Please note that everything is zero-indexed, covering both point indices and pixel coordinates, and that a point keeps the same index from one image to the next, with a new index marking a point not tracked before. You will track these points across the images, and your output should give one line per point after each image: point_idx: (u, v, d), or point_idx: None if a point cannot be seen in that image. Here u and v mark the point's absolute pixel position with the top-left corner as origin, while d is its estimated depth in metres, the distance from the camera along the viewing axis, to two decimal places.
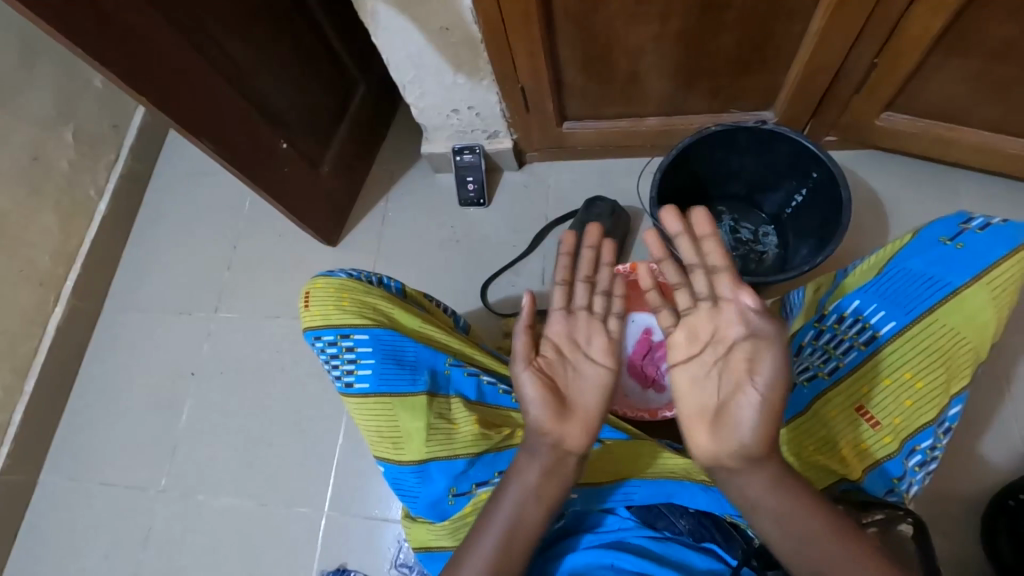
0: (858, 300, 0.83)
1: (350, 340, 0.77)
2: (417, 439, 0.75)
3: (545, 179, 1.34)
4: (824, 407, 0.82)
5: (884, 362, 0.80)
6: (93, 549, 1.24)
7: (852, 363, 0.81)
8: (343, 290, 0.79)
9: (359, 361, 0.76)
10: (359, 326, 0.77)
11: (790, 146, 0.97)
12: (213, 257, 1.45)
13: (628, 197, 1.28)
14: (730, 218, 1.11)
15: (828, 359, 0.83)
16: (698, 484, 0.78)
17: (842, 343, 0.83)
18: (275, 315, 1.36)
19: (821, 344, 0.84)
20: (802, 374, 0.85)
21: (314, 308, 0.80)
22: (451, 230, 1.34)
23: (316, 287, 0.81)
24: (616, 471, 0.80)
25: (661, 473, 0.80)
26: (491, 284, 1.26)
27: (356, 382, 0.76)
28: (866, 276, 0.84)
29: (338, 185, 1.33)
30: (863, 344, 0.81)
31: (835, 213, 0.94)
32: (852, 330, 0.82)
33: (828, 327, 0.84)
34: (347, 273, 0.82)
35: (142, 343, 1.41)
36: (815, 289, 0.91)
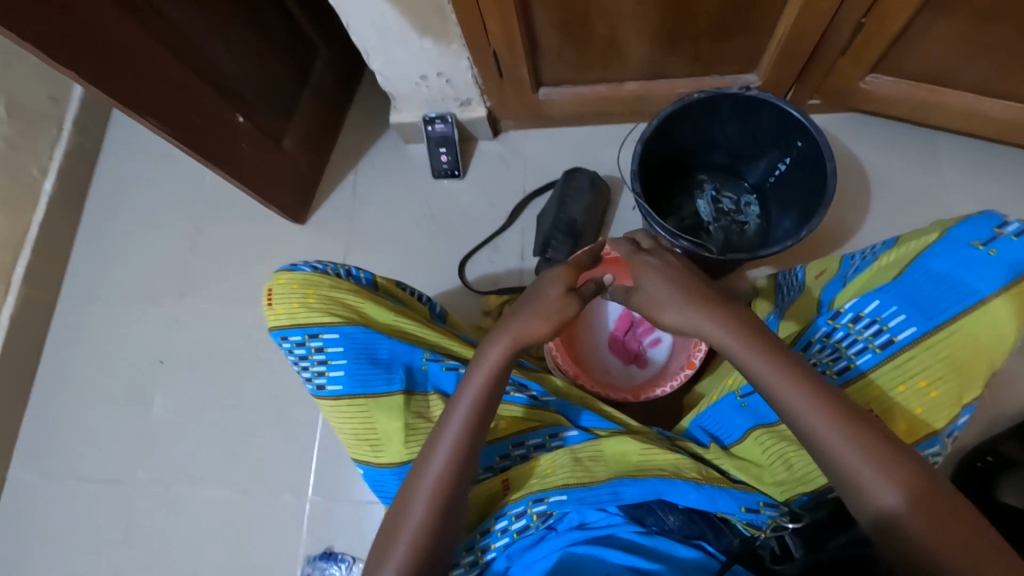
0: (878, 300, 0.77)
1: (318, 339, 0.72)
2: (394, 441, 0.71)
3: (521, 148, 1.28)
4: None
5: (901, 366, 0.75)
6: (71, 543, 1.21)
7: (865, 365, 0.76)
8: (309, 286, 0.74)
9: (330, 361, 0.71)
10: (327, 325, 0.72)
11: (779, 117, 0.93)
12: (174, 238, 1.37)
13: (608, 167, 1.23)
14: (712, 188, 1.08)
15: (838, 358, 0.78)
16: (689, 482, 0.73)
17: (856, 344, 0.77)
18: (246, 298, 1.31)
19: (830, 341, 0.79)
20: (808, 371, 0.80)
21: (279, 305, 0.75)
22: (426, 205, 1.29)
23: (280, 283, 0.76)
24: (604, 470, 0.75)
25: (650, 471, 0.74)
26: (468, 261, 1.23)
27: (328, 384, 0.72)
28: (886, 274, 0.78)
29: (302, 160, 1.25)
30: (879, 347, 0.76)
31: (817, 186, 0.91)
32: (868, 330, 0.77)
33: (842, 325, 0.79)
34: (311, 267, 0.76)
35: (105, 331, 1.34)
36: (815, 275, 0.87)
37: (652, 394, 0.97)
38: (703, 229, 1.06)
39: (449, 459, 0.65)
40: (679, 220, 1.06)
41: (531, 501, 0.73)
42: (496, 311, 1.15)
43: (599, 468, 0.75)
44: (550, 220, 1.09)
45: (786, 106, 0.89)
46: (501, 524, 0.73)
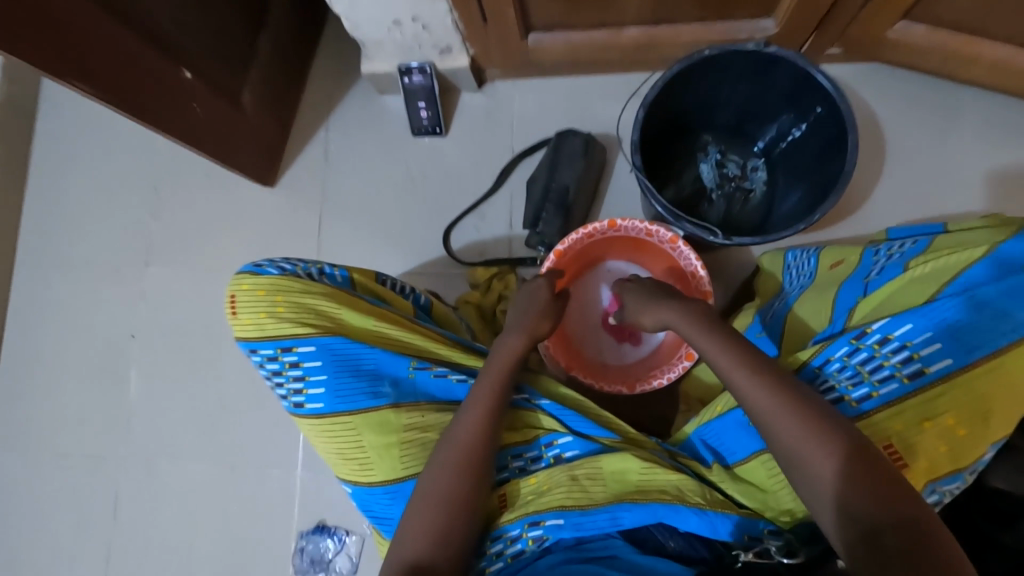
0: (910, 324, 0.64)
1: (292, 353, 0.62)
2: (387, 458, 0.63)
3: (507, 101, 1.16)
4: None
5: (930, 401, 0.62)
6: (60, 517, 1.20)
7: (891, 395, 0.63)
8: (277, 291, 0.64)
9: (307, 376, 0.62)
10: (302, 337, 0.61)
11: (795, 76, 0.83)
12: (133, 201, 1.27)
13: (604, 123, 1.12)
14: (716, 151, 0.99)
15: (859, 383, 0.65)
16: (692, 507, 0.59)
17: (881, 370, 0.65)
18: (216, 268, 1.23)
19: (851, 362, 0.66)
20: (827, 393, 0.66)
21: (245, 314, 0.68)
22: (404, 166, 1.18)
23: (246, 290, 0.69)
24: (601, 490, 0.61)
25: (651, 491, 0.60)
26: (452, 229, 1.14)
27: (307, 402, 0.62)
28: (915, 297, 0.68)
29: (264, 116, 1.13)
30: (907, 377, 0.64)
31: (832, 158, 0.83)
32: (896, 356, 0.65)
33: (867, 346, 0.66)
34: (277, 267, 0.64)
35: (68, 303, 1.27)
36: (830, 265, 0.79)
37: (647, 386, 0.87)
38: (705, 196, 0.98)
39: (437, 483, 0.60)
40: (680, 187, 0.98)
41: (526, 525, 0.61)
42: (484, 284, 1.08)
43: (595, 488, 0.62)
44: (540, 186, 1.01)
45: (806, 68, 0.79)
46: (498, 547, 0.61)
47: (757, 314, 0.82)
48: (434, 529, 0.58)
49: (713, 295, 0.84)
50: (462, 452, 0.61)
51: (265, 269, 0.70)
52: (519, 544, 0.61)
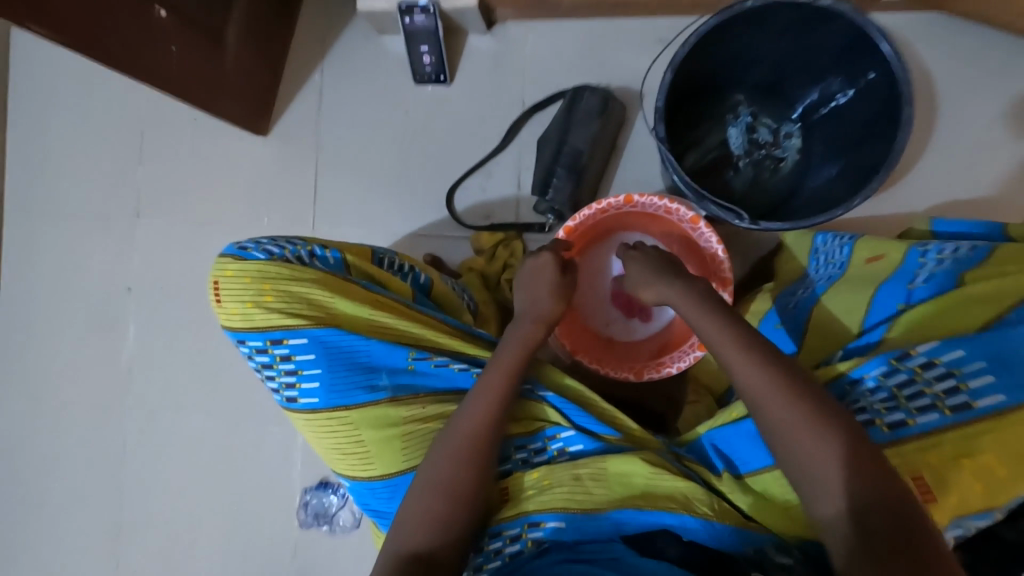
0: (961, 350, 0.57)
1: (282, 346, 0.56)
2: (387, 452, 0.60)
3: (519, 46, 1.05)
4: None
5: (970, 435, 0.55)
6: (71, 462, 1.23)
7: (927, 424, 0.56)
8: (262, 278, 0.56)
9: (300, 371, 0.56)
10: (293, 329, 0.56)
11: (849, 35, 0.72)
12: (122, 146, 1.20)
13: (626, 75, 1.01)
14: (748, 113, 0.90)
15: (893, 408, 0.58)
16: (699, 517, 0.57)
17: (920, 396, 0.58)
18: (210, 222, 1.17)
19: (887, 384, 0.60)
20: (857, 413, 0.59)
21: (229, 302, 0.60)
22: (406, 118, 1.09)
23: (227, 275, 0.60)
24: (605, 494, 0.60)
25: (658, 498, 0.59)
26: (457, 189, 1.07)
27: (300, 398, 0.57)
28: (972, 321, 0.60)
29: (253, 57, 1.03)
30: (950, 408, 0.56)
31: (880, 131, 0.74)
32: (939, 383, 0.57)
33: (907, 369, 0.59)
34: (264, 253, 0.58)
35: (63, 251, 1.23)
36: (868, 259, 0.70)
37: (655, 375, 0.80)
38: (730, 164, 0.90)
39: (439, 479, 0.58)
40: (704, 152, 0.90)
41: (528, 525, 0.60)
42: (489, 250, 1.03)
43: (599, 491, 0.60)
44: (552, 147, 0.94)
45: (864, 26, 0.69)
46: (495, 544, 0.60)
47: (783, 292, 0.75)
48: (436, 518, 0.57)
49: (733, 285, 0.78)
50: (467, 444, 0.59)
51: (247, 250, 0.62)
52: (518, 545, 0.60)
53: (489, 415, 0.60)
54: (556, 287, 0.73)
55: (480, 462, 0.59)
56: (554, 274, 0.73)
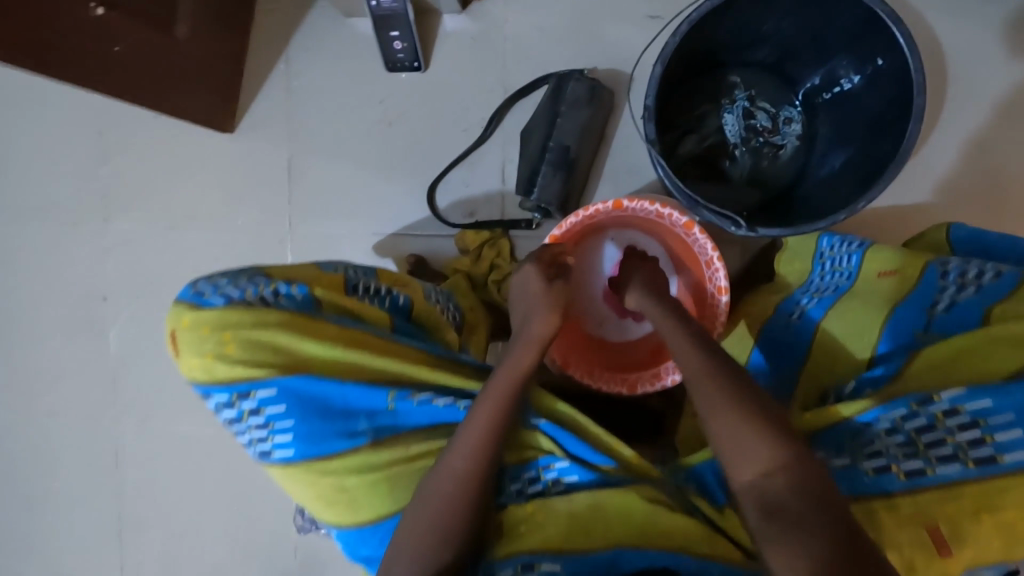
0: (991, 400, 0.49)
1: (250, 400, 0.54)
2: (372, 497, 0.57)
3: (498, 26, 0.97)
4: (884, 511, 0.48)
5: (994, 491, 0.47)
6: (62, 475, 1.20)
7: (947, 475, 0.48)
8: (223, 328, 0.53)
9: (270, 424, 0.55)
10: (260, 381, 0.54)
11: (858, 15, 0.65)
12: (83, 147, 1.13)
13: (614, 55, 0.93)
14: (745, 96, 0.82)
15: (910, 455, 0.50)
16: (696, 557, 0.56)
17: (941, 444, 0.49)
18: (181, 226, 1.11)
19: (905, 427, 0.51)
20: (870, 458, 0.51)
21: (189, 355, 0.54)
22: (381, 108, 1.02)
23: (184, 326, 0.54)
24: (605, 531, 0.58)
25: (654, 537, 0.57)
26: (438, 184, 1.01)
27: (274, 450, 0.56)
28: (1001, 367, 0.52)
29: (210, 46, 0.95)
30: (974, 460, 0.48)
31: (890, 121, 0.67)
32: (962, 432, 0.49)
33: (929, 413, 0.50)
34: (224, 298, 0.54)
35: (32, 261, 1.18)
36: (878, 274, 0.64)
37: (650, 389, 0.75)
38: (725, 153, 0.83)
39: (420, 524, 0.54)
40: (699, 140, 0.83)
41: (521, 566, 0.56)
42: (475, 251, 0.97)
43: (600, 528, 0.59)
44: (536, 142, 0.88)
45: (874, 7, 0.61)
46: None
47: (786, 305, 0.70)
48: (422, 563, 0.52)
49: (730, 292, 0.72)
50: (460, 480, 0.56)
51: (204, 295, 0.55)
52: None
53: (483, 448, 0.57)
54: (547, 299, 0.67)
55: (474, 499, 0.55)
56: (539, 285, 0.68)
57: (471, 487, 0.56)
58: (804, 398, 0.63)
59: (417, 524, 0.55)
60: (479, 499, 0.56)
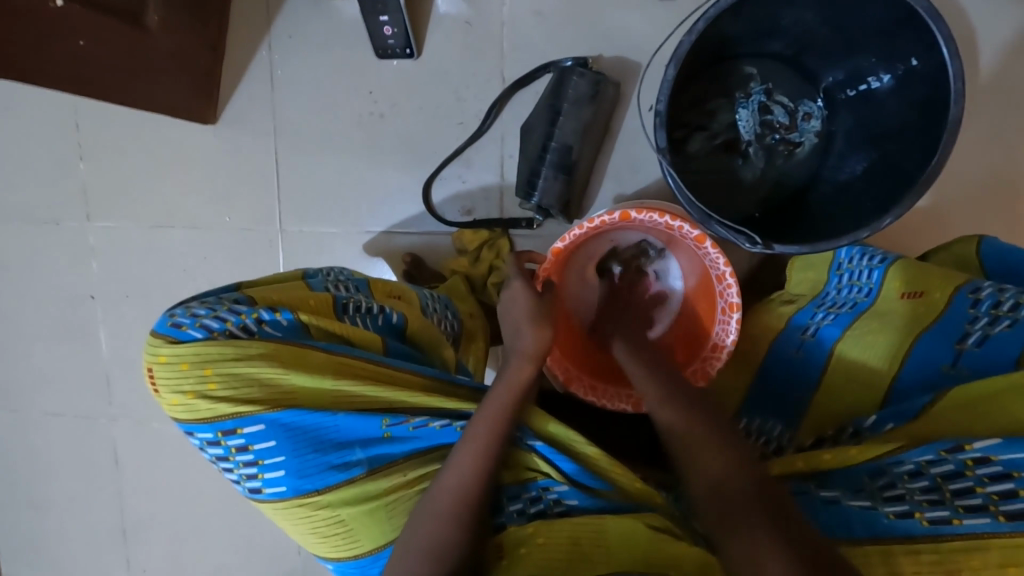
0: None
1: (237, 437, 0.51)
2: (371, 527, 0.53)
3: (494, 9, 0.89)
4: (899, 556, 0.43)
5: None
6: (62, 475, 1.20)
7: (975, 527, 0.42)
8: (203, 363, 0.49)
9: (260, 461, 0.51)
10: (245, 416, 0.50)
11: (891, 11, 0.60)
12: (59, 141, 1.07)
13: (620, 42, 0.86)
14: (762, 90, 0.77)
15: (935, 503, 0.44)
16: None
17: (970, 494, 0.44)
18: (169, 224, 1.07)
19: (930, 472, 0.46)
20: (889, 502, 0.46)
21: (168, 392, 0.50)
22: (371, 99, 0.96)
23: (161, 362, 0.50)
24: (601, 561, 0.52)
25: (661, 565, 0.51)
26: (434, 181, 0.96)
27: (266, 487, 0.52)
28: None
29: (183, 37, 0.88)
30: (1004, 513, 0.42)
31: (919, 126, 0.63)
32: (995, 481, 0.43)
33: (957, 459, 0.45)
34: (202, 332, 0.51)
35: (17, 260, 1.14)
36: (902, 295, 0.60)
37: None
38: (737, 150, 0.79)
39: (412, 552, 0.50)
40: (709, 137, 0.78)
41: None
42: (474, 252, 0.93)
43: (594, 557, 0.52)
44: (537, 140, 0.83)
45: (911, 4, 0.56)
46: None
47: (803, 322, 0.67)
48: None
49: (742, 310, 0.67)
50: (453, 502, 0.52)
51: (183, 328, 0.51)
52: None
53: (477, 467, 0.53)
54: (534, 311, 0.64)
55: (470, 521, 0.51)
56: (529, 298, 0.64)
57: (468, 509, 0.52)
58: (822, 423, 0.61)
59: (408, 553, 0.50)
60: (478, 521, 0.52)
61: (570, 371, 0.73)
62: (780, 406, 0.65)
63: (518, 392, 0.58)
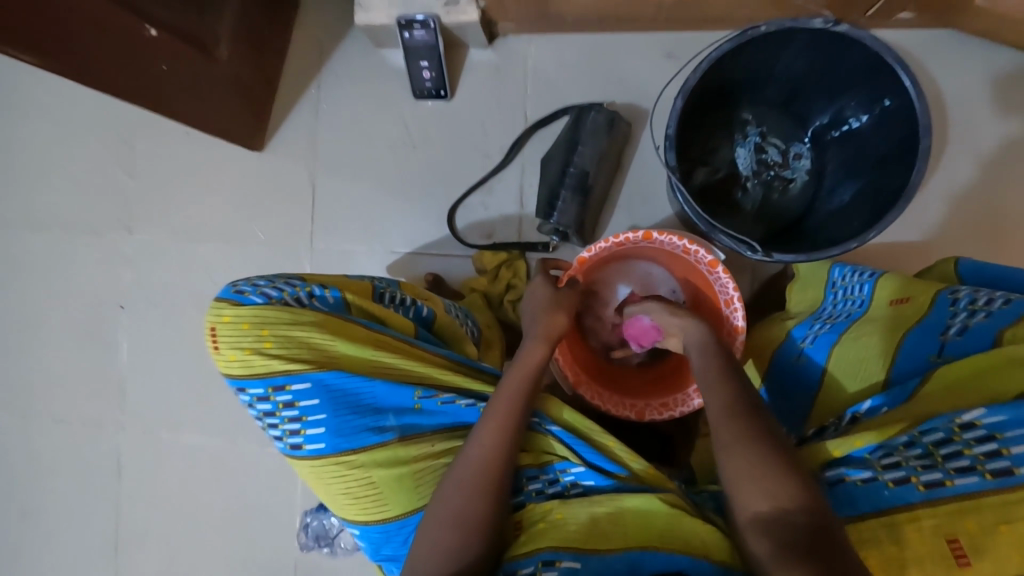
0: (1005, 415, 0.47)
1: (285, 393, 0.55)
2: (399, 492, 0.56)
3: (520, 60, 1.02)
4: (903, 525, 0.46)
5: (1013, 504, 0.44)
6: (62, 484, 1.19)
7: (965, 487, 0.46)
8: (261, 324, 0.55)
9: (304, 417, 0.55)
10: (295, 374, 0.55)
11: (867, 59, 0.70)
12: (110, 158, 1.17)
13: (631, 91, 0.98)
14: (757, 132, 0.87)
15: (928, 467, 0.48)
16: (715, 565, 0.52)
17: (958, 458, 0.47)
18: (204, 238, 1.14)
19: (922, 440, 0.49)
20: (887, 470, 0.49)
21: (226, 349, 0.55)
22: (405, 131, 1.07)
23: (224, 321, 0.55)
24: (618, 532, 0.54)
25: (672, 543, 0.53)
26: (458, 208, 1.05)
27: (306, 443, 0.56)
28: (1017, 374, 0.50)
29: (244, 71, 0.99)
30: (990, 472, 0.46)
31: (897, 158, 0.71)
32: (979, 445, 0.47)
33: (945, 427, 0.49)
34: (262, 297, 0.56)
35: (54, 267, 1.20)
36: (891, 301, 0.65)
37: (656, 418, 0.75)
38: (738, 184, 0.87)
39: (444, 523, 0.52)
40: (712, 171, 0.87)
41: (542, 563, 0.52)
42: (492, 271, 1.00)
43: (609, 530, 0.54)
44: (557, 167, 0.92)
45: (883, 53, 0.66)
46: None
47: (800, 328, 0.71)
48: (450, 551, 0.51)
49: (745, 331, 0.72)
50: (481, 472, 0.54)
51: (244, 294, 0.57)
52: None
53: (495, 442, 0.56)
54: (555, 302, 0.69)
55: (496, 489, 0.54)
56: (550, 291, 0.70)
57: (489, 479, 0.54)
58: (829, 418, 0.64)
59: (439, 523, 0.53)
60: (499, 492, 0.54)
61: (580, 375, 0.77)
62: (788, 411, 0.69)
63: (533, 374, 0.61)
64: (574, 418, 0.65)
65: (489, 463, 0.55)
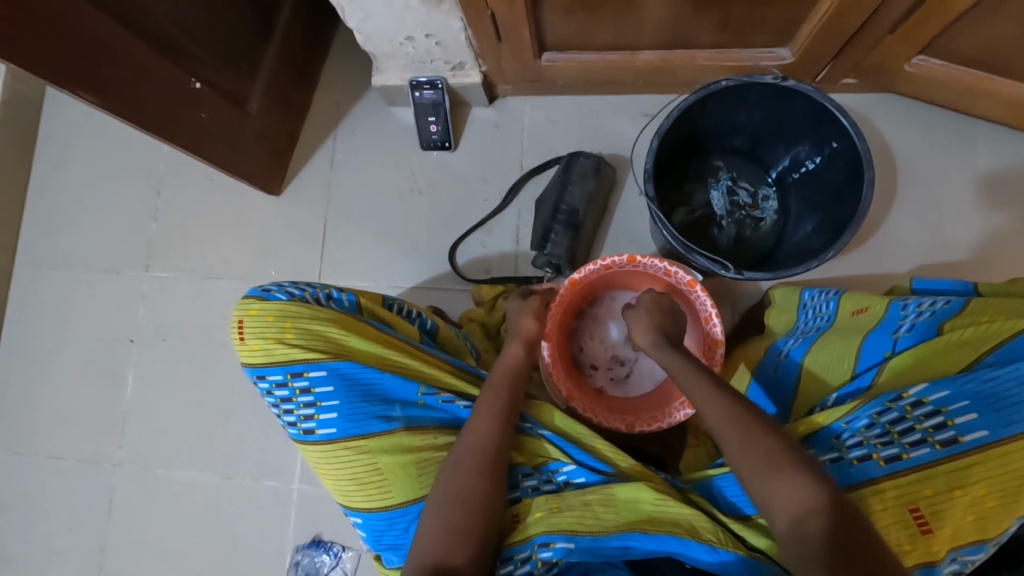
0: (948, 390, 0.53)
1: (303, 378, 0.62)
2: (404, 478, 0.60)
3: (516, 118, 1.15)
4: (869, 497, 0.52)
5: (963, 469, 0.50)
6: (50, 525, 1.17)
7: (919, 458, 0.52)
8: (284, 317, 0.63)
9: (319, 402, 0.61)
10: (311, 361, 0.62)
11: (813, 108, 0.82)
12: (136, 204, 1.26)
13: (616, 144, 1.10)
14: (727, 176, 0.98)
15: (887, 443, 0.54)
16: (703, 543, 0.55)
17: (912, 432, 0.53)
18: (218, 275, 1.21)
19: (880, 421, 0.55)
20: (852, 449, 0.55)
21: (252, 339, 0.63)
22: (412, 179, 1.17)
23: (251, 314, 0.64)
24: (609, 517, 0.58)
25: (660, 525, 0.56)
26: (459, 246, 1.13)
27: (319, 428, 0.62)
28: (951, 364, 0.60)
29: (270, 125, 1.11)
30: (940, 442, 0.51)
31: (847, 191, 0.82)
32: (928, 420, 0.53)
33: (898, 406, 0.55)
34: (287, 295, 0.65)
35: (70, 305, 1.25)
36: (852, 312, 0.71)
37: (646, 429, 0.79)
38: (714, 222, 0.96)
39: (446, 503, 0.55)
40: (689, 211, 0.96)
41: (537, 547, 0.56)
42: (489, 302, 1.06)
43: (602, 515, 0.58)
44: (550, 206, 1.01)
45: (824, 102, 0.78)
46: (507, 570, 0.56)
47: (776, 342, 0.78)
48: (451, 527, 0.54)
49: (725, 344, 0.79)
50: (479, 452, 0.58)
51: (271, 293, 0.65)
52: (528, 568, 0.56)
53: (488, 433, 0.60)
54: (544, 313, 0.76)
55: (493, 473, 0.58)
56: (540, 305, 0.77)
57: (489, 464, 0.58)
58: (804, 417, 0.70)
59: (442, 503, 0.56)
60: (495, 477, 0.58)
61: (572, 389, 0.81)
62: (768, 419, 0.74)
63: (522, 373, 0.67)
64: (564, 423, 0.69)
65: (484, 450, 0.59)
